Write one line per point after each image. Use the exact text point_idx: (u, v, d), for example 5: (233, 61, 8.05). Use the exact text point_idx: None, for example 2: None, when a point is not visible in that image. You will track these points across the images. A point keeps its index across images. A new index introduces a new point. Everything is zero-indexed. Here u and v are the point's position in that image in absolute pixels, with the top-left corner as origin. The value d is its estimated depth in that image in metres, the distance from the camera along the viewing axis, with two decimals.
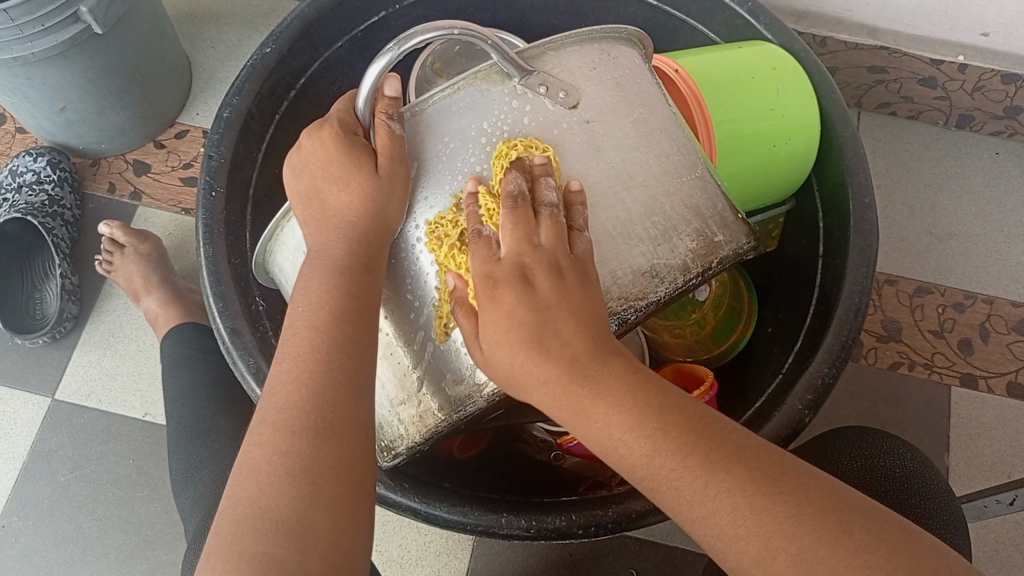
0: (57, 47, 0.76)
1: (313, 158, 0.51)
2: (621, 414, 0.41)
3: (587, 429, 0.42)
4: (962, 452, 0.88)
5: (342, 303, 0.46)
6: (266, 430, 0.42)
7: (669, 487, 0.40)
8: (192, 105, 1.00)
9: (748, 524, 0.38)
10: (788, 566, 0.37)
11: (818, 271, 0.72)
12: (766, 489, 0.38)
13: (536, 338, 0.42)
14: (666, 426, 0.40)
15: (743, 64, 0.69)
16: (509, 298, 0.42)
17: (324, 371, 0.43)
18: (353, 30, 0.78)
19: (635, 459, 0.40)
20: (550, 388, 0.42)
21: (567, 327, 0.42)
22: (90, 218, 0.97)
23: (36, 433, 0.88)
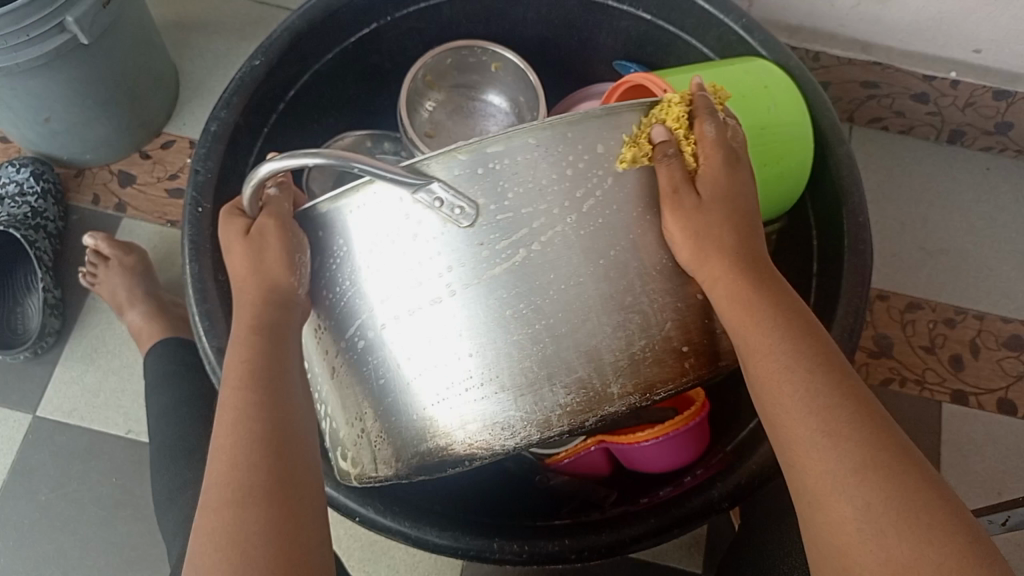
0: (41, 58, 0.74)
1: (238, 228, 0.52)
2: (780, 308, 0.47)
3: (746, 310, 0.47)
4: (953, 469, 0.88)
5: (258, 380, 0.47)
6: (210, 502, 0.42)
7: (803, 376, 0.44)
8: (179, 115, 0.98)
9: (860, 435, 0.41)
10: (877, 481, 0.39)
11: (812, 290, 0.72)
12: (884, 422, 0.42)
13: (726, 235, 0.49)
14: (821, 338, 0.46)
15: (738, 82, 0.68)
16: (726, 185, 0.50)
17: (256, 443, 0.44)
18: (344, 42, 0.77)
19: (780, 346, 0.45)
20: (725, 277, 0.48)
21: (755, 248, 0.50)
22: (73, 230, 0.95)
23: (17, 450, 0.86)
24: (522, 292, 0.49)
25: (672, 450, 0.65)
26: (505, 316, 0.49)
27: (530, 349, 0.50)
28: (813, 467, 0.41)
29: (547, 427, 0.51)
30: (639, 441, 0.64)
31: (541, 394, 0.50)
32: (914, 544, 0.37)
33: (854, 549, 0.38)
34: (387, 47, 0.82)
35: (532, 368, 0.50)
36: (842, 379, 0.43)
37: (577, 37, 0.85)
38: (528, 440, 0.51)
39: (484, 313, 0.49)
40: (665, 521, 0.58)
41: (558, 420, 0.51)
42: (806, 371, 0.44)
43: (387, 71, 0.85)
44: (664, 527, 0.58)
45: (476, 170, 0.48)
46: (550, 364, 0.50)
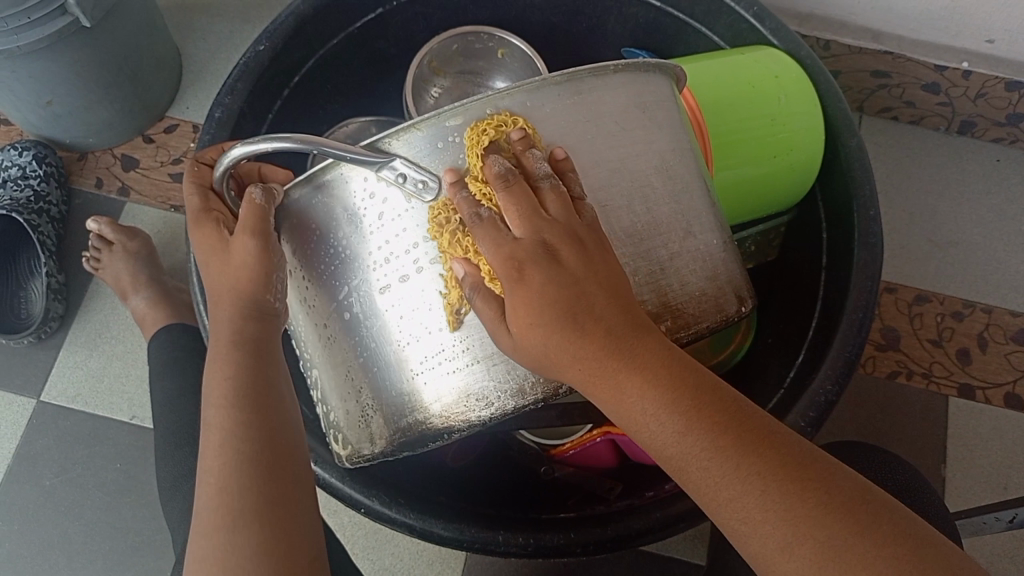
0: (43, 40, 0.73)
1: (216, 207, 0.52)
2: (648, 387, 0.40)
3: (614, 398, 0.40)
4: (959, 463, 0.88)
5: (231, 371, 0.47)
6: (205, 501, 0.44)
7: (697, 468, 0.38)
8: (183, 99, 0.98)
9: (777, 510, 0.37)
10: (809, 555, 0.36)
11: (821, 283, 0.71)
12: (800, 476, 0.38)
13: (576, 319, 0.40)
14: (699, 404, 0.39)
15: (748, 73, 0.67)
16: (540, 281, 0.40)
17: (242, 438, 0.45)
18: (349, 27, 0.76)
19: (664, 439, 0.39)
20: (582, 368, 0.40)
21: (604, 306, 0.41)
22: (76, 214, 0.94)
23: (21, 435, 0.86)
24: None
25: None
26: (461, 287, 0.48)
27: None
28: (746, 548, 0.38)
29: (521, 395, 0.49)
30: None
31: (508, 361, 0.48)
32: None
33: None
34: (393, 31, 0.81)
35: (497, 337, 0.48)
36: (734, 439, 0.38)
37: (586, 24, 0.84)
38: (503, 409, 0.50)
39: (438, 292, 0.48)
40: (671, 515, 0.57)
41: (532, 388, 0.49)
42: (701, 449, 0.38)
43: (393, 57, 0.84)
44: (669, 521, 0.57)
45: (436, 144, 0.47)
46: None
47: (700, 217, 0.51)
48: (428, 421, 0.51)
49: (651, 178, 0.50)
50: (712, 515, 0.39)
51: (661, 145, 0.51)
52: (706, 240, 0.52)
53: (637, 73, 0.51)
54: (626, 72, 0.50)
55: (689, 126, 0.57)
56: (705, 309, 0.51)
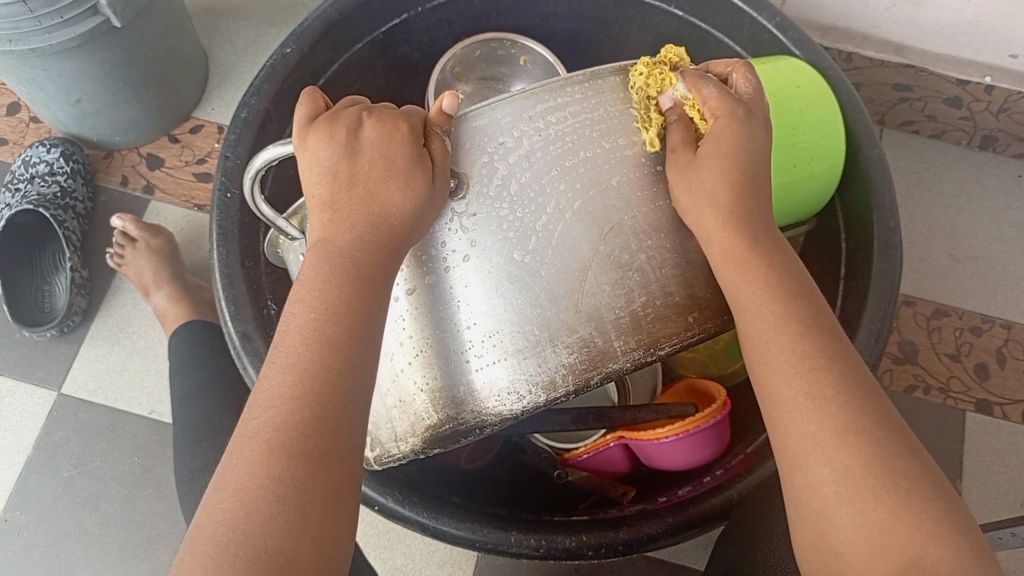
0: (74, 39, 0.75)
1: (369, 152, 0.46)
2: (769, 267, 0.45)
3: (729, 263, 0.46)
4: (975, 478, 0.87)
5: (355, 321, 0.43)
6: (256, 447, 0.40)
7: (785, 341, 0.43)
8: (208, 100, 0.99)
9: (839, 403, 0.41)
10: (857, 450, 0.40)
11: (839, 294, 0.71)
12: (866, 385, 0.42)
13: (744, 175, 0.47)
14: (798, 298, 0.44)
15: (772, 81, 0.67)
16: (751, 128, 0.47)
17: (330, 393, 0.41)
18: (374, 32, 0.77)
19: (763, 308, 0.44)
20: (721, 221, 0.46)
21: (763, 186, 0.47)
22: (101, 211, 0.96)
23: (41, 427, 0.87)
24: (515, 264, 0.48)
25: (691, 449, 0.63)
26: (510, 275, 0.48)
27: (528, 313, 0.48)
28: (793, 433, 0.41)
29: (552, 389, 0.49)
30: (657, 438, 0.63)
31: (543, 355, 0.48)
32: (889, 511, 0.38)
33: (830, 510, 0.39)
34: (418, 37, 0.82)
35: (532, 331, 0.48)
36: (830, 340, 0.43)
37: (608, 32, 0.85)
38: (535, 403, 0.49)
39: (481, 282, 0.48)
40: (683, 519, 0.58)
41: (563, 381, 0.49)
42: (796, 334, 0.43)
43: (417, 62, 0.85)
44: (681, 526, 0.57)
45: (473, 140, 0.48)
46: (549, 325, 0.48)
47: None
48: (462, 417, 0.50)
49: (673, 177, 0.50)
50: (768, 395, 0.43)
51: None
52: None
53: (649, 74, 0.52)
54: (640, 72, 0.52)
55: None
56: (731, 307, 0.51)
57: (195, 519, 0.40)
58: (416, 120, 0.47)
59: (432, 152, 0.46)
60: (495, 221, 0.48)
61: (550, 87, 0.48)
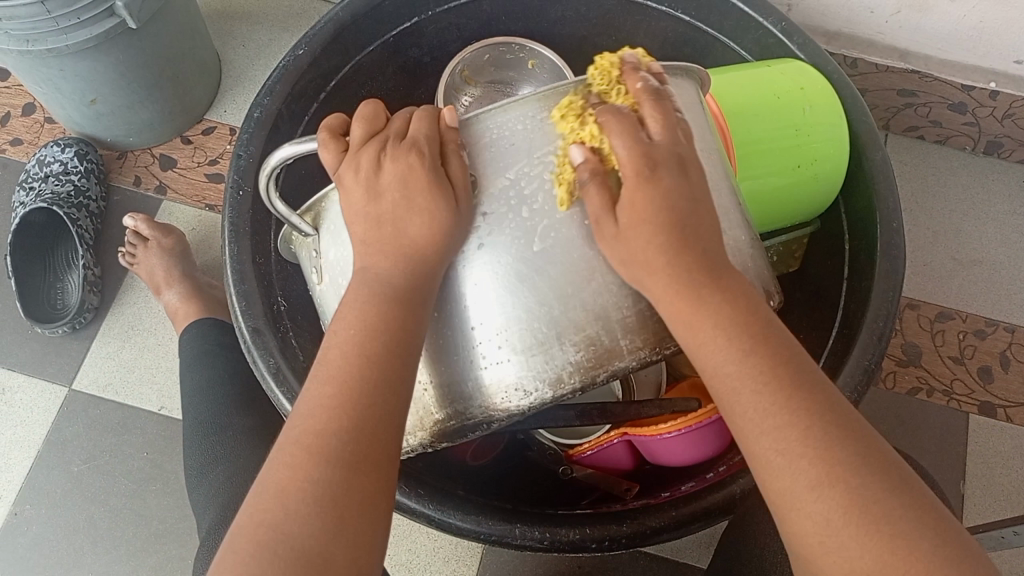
0: (91, 40, 0.76)
1: (391, 189, 0.47)
2: (725, 319, 0.42)
3: (683, 321, 0.43)
4: (978, 481, 0.87)
5: (392, 336, 0.44)
6: (297, 451, 0.41)
7: (750, 391, 0.40)
8: (220, 103, 1.00)
9: (817, 449, 0.39)
10: (837, 497, 0.38)
11: (842, 295, 0.72)
12: (845, 426, 0.40)
13: (678, 234, 0.43)
14: (763, 342, 0.41)
15: (773, 83, 0.68)
16: (661, 186, 0.43)
17: (369, 403, 0.42)
18: (385, 35, 0.78)
19: (723, 361, 0.41)
20: (667, 277, 0.43)
21: (704, 219, 0.45)
22: (114, 210, 0.97)
23: (52, 422, 0.88)
24: (526, 263, 0.48)
25: (694, 445, 0.64)
26: (519, 273, 0.48)
27: (536, 311, 0.48)
28: (778, 486, 0.39)
29: (559, 386, 0.49)
30: (660, 433, 0.64)
31: (550, 353, 0.48)
32: (876, 560, 0.37)
33: (819, 556, 0.38)
34: (428, 40, 0.83)
35: (540, 330, 0.48)
36: (795, 378, 0.40)
37: (615, 37, 0.86)
38: (541, 400, 0.49)
39: (488, 280, 0.48)
40: (685, 514, 0.58)
41: (570, 378, 0.49)
42: (755, 388, 0.40)
43: (426, 65, 0.86)
44: (683, 520, 0.58)
45: (491, 137, 0.49)
46: (556, 324, 0.48)
47: (729, 214, 0.51)
48: (469, 413, 0.51)
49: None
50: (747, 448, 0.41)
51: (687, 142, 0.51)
52: (736, 236, 0.51)
53: (664, 77, 0.52)
54: (658, 78, 0.51)
55: (714, 131, 0.57)
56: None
57: (235, 521, 0.40)
58: (430, 144, 0.47)
59: (449, 175, 0.47)
60: (505, 225, 0.48)
61: (562, 90, 0.49)
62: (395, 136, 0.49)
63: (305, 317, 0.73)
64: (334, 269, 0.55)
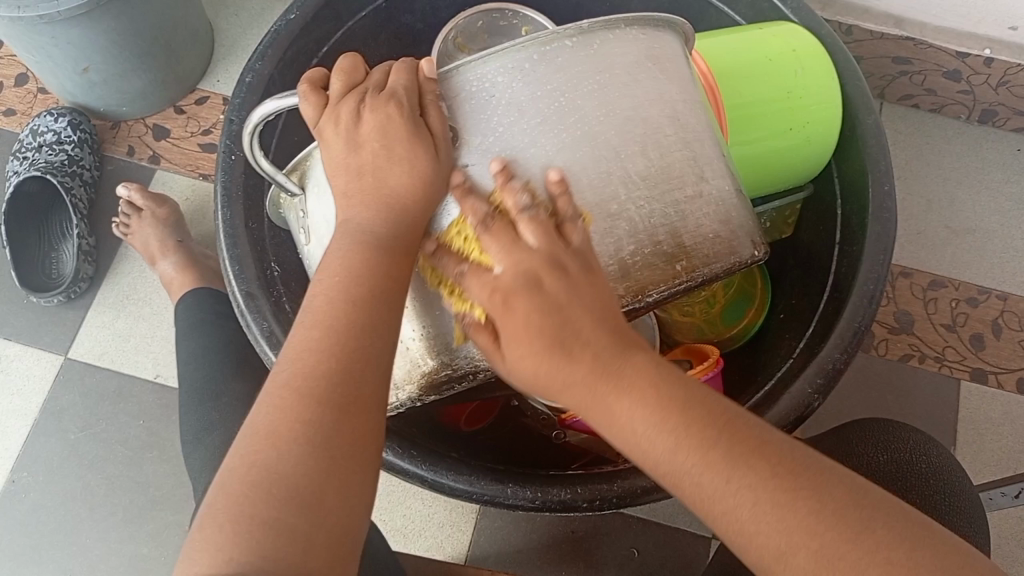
0: (82, 7, 0.76)
1: (370, 140, 0.47)
2: (650, 406, 0.38)
3: (610, 421, 0.39)
4: (969, 446, 0.88)
5: (379, 283, 0.45)
6: (286, 393, 0.41)
7: (689, 482, 0.37)
8: (213, 72, 1.00)
9: (770, 520, 0.36)
10: (808, 558, 0.35)
11: (834, 260, 0.72)
12: (790, 484, 0.36)
13: (559, 339, 0.39)
14: (688, 419, 0.38)
15: (764, 46, 0.68)
16: (522, 305, 0.39)
17: (356, 346, 0.43)
18: (377, 1, 0.78)
19: (655, 449, 0.38)
20: (582, 389, 0.39)
21: (585, 320, 0.40)
22: (107, 180, 0.97)
23: (49, 390, 0.89)
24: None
25: None
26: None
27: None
28: (753, 558, 0.37)
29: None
30: None
31: None
32: None
33: None
34: (420, 7, 0.83)
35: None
36: (730, 446, 0.37)
37: (609, 4, 0.86)
38: None
39: None
40: None
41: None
42: (695, 468, 0.37)
43: (419, 32, 0.85)
44: None
45: (472, 88, 0.48)
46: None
47: (711, 163, 0.52)
48: (459, 361, 0.52)
49: (663, 125, 0.51)
50: (710, 519, 0.38)
51: (669, 94, 0.51)
52: (717, 185, 0.53)
53: (644, 28, 0.52)
54: (640, 26, 0.52)
55: (702, 89, 0.57)
56: (719, 251, 0.53)
57: (223, 465, 0.40)
58: (409, 95, 0.48)
59: (430, 127, 0.47)
60: (487, 177, 0.48)
61: (543, 38, 0.48)
62: (375, 88, 0.49)
63: (299, 283, 0.74)
64: (322, 228, 0.55)
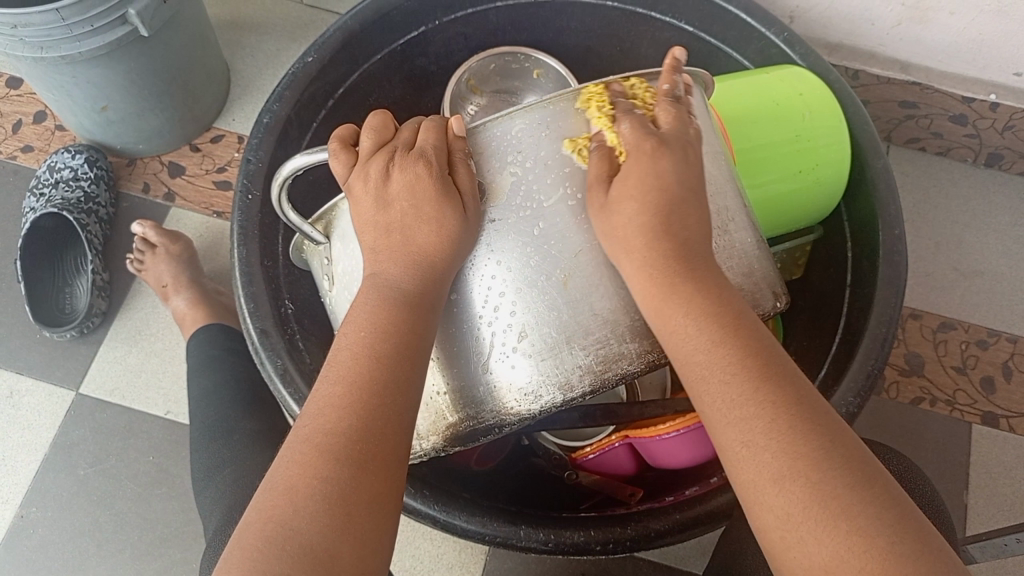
0: (103, 47, 0.77)
1: (399, 200, 0.48)
2: (699, 309, 0.43)
3: (662, 309, 0.44)
4: (981, 490, 0.88)
5: (403, 339, 0.45)
6: (306, 449, 0.41)
7: (717, 381, 0.41)
8: (229, 111, 1.02)
9: (778, 441, 0.38)
10: (798, 491, 0.37)
11: (845, 301, 0.73)
12: (810, 417, 0.39)
13: (664, 220, 0.45)
14: (734, 335, 0.42)
15: (772, 90, 0.70)
16: (660, 162, 0.46)
17: (378, 402, 0.43)
18: (393, 43, 0.79)
19: (696, 347, 0.42)
20: (642, 256, 0.44)
21: (693, 216, 0.46)
22: (122, 217, 0.98)
23: (59, 426, 0.89)
24: (536, 268, 0.49)
25: (696, 445, 0.65)
26: (528, 278, 0.49)
27: (545, 316, 0.49)
28: (745, 479, 0.39)
29: (569, 389, 0.50)
30: (661, 433, 0.65)
31: (560, 357, 0.49)
32: (838, 554, 0.35)
33: (782, 555, 0.37)
34: (434, 50, 0.84)
35: (552, 334, 0.49)
36: (762, 373, 0.40)
37: (620, 47, 0.88)
38: (551, 403, 0.50)
39: (502, 283, 0.49)
40: (688, 517, 0.58)
41: (579, 381, 0.50)
42: (721, 379, 0.41)
43: (433, 74, 0.87)
44: (687, 523, 0.58)
45: (502, 142, 0.49)
46: (565, 328, 0.49)
47: (733, 216, 0.54)
48: (483, 416, 0.52)
49: None
50: (718, 446, 0.41)
51: None
52: (740, 239, 0.54)
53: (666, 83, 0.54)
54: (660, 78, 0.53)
55: (718, 134, 0.59)
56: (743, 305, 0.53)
57: (243, 517, 0.40)
58: (438, 154, 0.48)
59: (457, 183, 0.48)
60: (514, 232, 0.49)
61: (570, 93, 0.50)
62: (404, 146, 0.50)
63: (312, 321, 0.74)
64: (347, 276, 0.55)
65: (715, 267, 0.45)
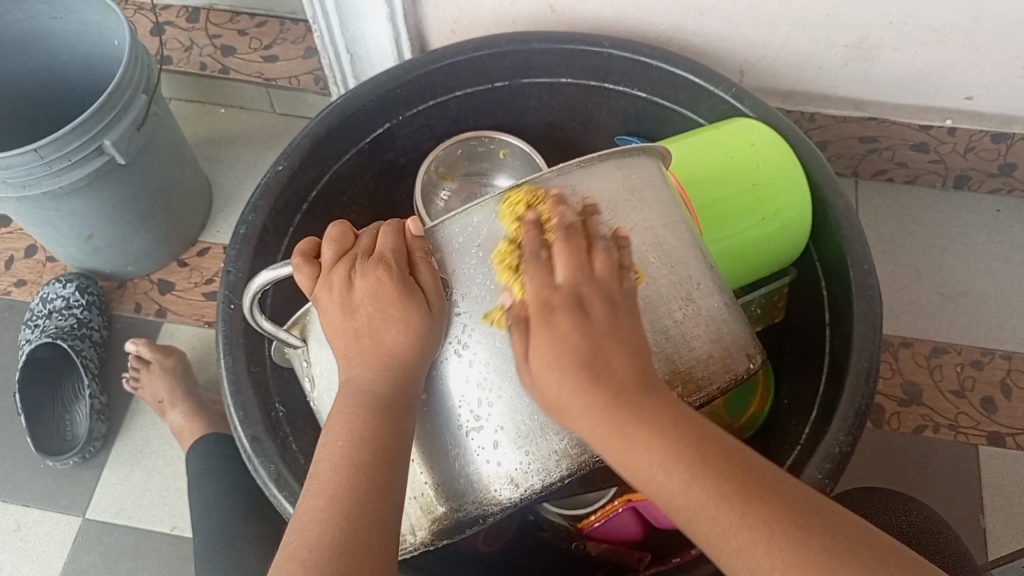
0: (82, 179, 0.80)
1: (365, 305, 0.49)
2: (660, 449, 0.41)
3: (623, 456, 0.42)
4: (999, 513, 0.86)
5: (380, 442, 0.46)
6: (293, 567, 0.41)
7: (704, 518, 0.40)
8: (213, 224, 1.05)
9: (783, 560, 0.38)
10: None
11: (827, 340, 0.73)
12: (801, 523, 0.39)
13: (588, 371, 0.42)
14: (700, 458, 0.40)
15: (724, 145, 0.72)
16: (573, 324, 0.43)
17: (360, 509, 0.43)
18: (360, 142, 0.82)
19: (672, 491, 0.40)
20: (589, 417, 0.42)
21: (619, 356, 0.43)
22: (116, 339, 1.00)
23: (68, 554, 0.89)
24: (504, 359, 0.50)
25: None
26: (499, 369, 0.50)
27: (518, 405, 0.50)
28: None
29: (547, 474, 0.51)
30: None
31: (535, 443, 0.50)
32: None
33: None
34: (401, 143, 0.88)
35: (526, 422, 0.50)
36: (743, 487, 0.40)
37: (579, 120, 0.91)
38: (531, 489, 0.51)
39: (472, 376, 0.51)
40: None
41: (557, 465, 0.51)
42: (707, 513, 0.39)
43: (403, 166, 0.90)
44: None
45: (459, 239, 0.51)
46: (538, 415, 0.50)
47: (698, 283, 0.55)
48: (466, 507, 0.53)
49: (647, 254, 0.54)
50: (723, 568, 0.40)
51: (652, 220, 0.55)
52: (706, 304, 0.55)
53: (620, 161, 0.55)
54: (614, 159, 0.55)
55: (678, 200, 0.60)
56: (715, 370, 0.55)
57: None
58: (397, 257, 0.50)
59: (420, 284, 0.50)
60: (481, 325, 0.51)
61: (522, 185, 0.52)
62: (364, 252, 0.51)
63: (305, 422, 0.75)
64: (326, 378, 0.57)
65: (654, 383, 0.43)
